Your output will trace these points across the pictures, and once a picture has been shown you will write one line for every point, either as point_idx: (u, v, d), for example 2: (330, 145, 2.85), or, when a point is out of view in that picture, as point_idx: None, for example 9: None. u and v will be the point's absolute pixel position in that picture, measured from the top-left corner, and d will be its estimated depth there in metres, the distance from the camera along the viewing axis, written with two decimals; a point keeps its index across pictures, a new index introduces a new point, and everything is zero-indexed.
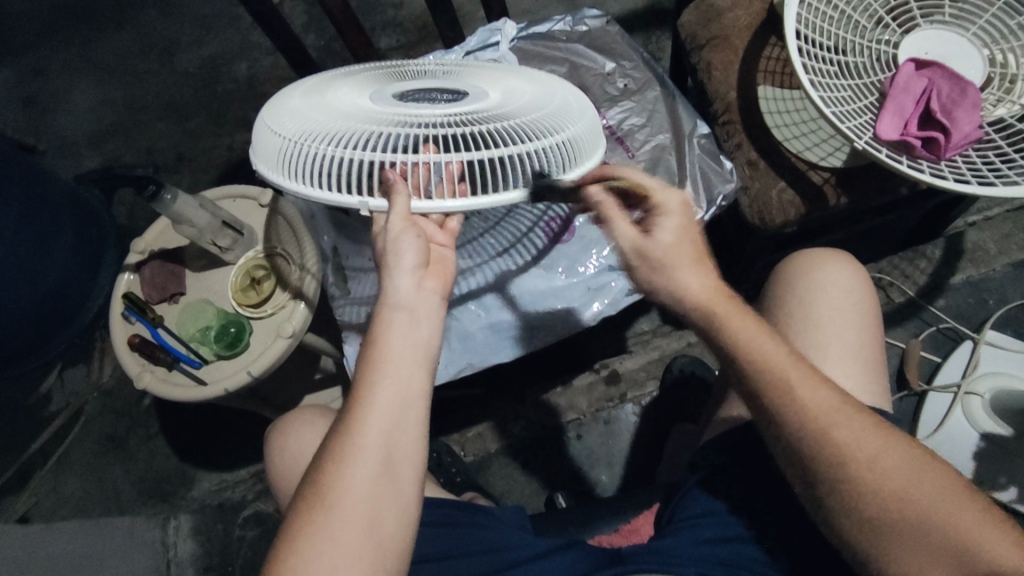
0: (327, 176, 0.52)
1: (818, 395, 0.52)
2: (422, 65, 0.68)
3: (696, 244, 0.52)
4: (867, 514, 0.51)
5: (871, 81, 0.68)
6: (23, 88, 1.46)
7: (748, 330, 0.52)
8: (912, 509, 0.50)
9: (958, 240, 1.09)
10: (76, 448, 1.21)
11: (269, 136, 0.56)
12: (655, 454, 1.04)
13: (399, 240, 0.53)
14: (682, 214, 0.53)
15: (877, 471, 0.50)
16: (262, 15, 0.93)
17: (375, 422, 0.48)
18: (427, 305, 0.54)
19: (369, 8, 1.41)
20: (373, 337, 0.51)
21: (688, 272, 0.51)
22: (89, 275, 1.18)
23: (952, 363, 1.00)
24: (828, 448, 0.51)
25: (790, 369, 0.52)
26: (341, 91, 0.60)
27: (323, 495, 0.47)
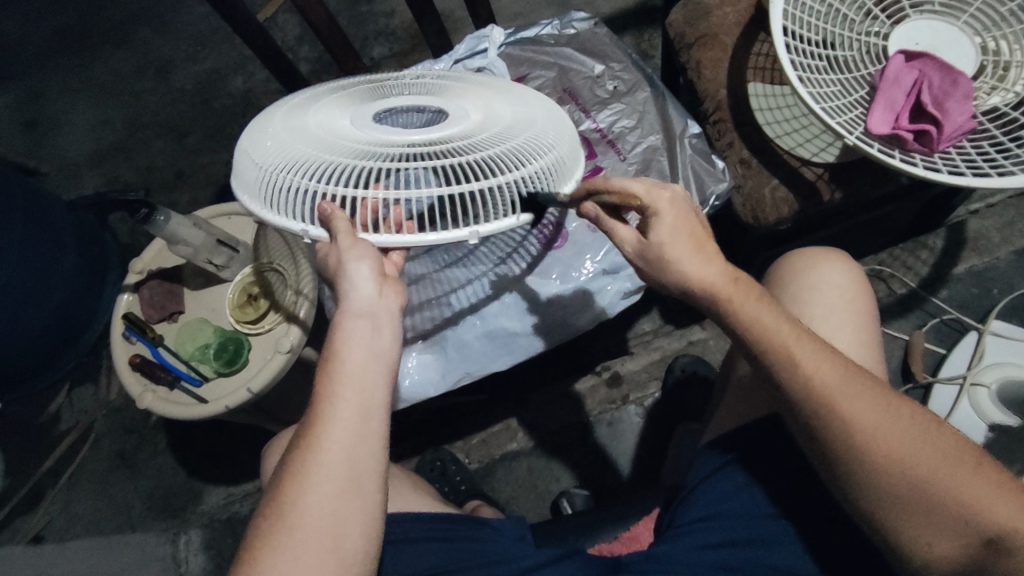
0: (280, 200, 0.52)
1: (825, 369, 0.51)
2: (413, 78, 0.67)
3: (694, 234, 0.53)
4: (873, 478, 0.50)
5: (861, 75, 0.67)
6: (23, 110, 1.48)
7: (754, 310, 0.53)
8: (915, 473, 0.49)
9: (959, 229, 1.07)
10: (86, 466, 1.22)
11: (241, 154, 0.56)
12: (658, 455, 1.03)
13: (348, 268, 0.52)
14: (671, 212, 0.52)
15: (892, 444, 0.50)
16: (250, 31, 0.93)
17: (338, 434, 0.49)
18: (388, 313, 0.54)
19: (361, 19, 1.42)
20: (334, 347, 0.52)
21: (689, 263, 0.52)
22: (93, 295, 1.19)
23: (957, 354, 0.98)
24: (836, 422, 0.51)
25: (795, 347, 0.52)
26: (322, 111, 0.59)
27: (286, 510, 0.47)
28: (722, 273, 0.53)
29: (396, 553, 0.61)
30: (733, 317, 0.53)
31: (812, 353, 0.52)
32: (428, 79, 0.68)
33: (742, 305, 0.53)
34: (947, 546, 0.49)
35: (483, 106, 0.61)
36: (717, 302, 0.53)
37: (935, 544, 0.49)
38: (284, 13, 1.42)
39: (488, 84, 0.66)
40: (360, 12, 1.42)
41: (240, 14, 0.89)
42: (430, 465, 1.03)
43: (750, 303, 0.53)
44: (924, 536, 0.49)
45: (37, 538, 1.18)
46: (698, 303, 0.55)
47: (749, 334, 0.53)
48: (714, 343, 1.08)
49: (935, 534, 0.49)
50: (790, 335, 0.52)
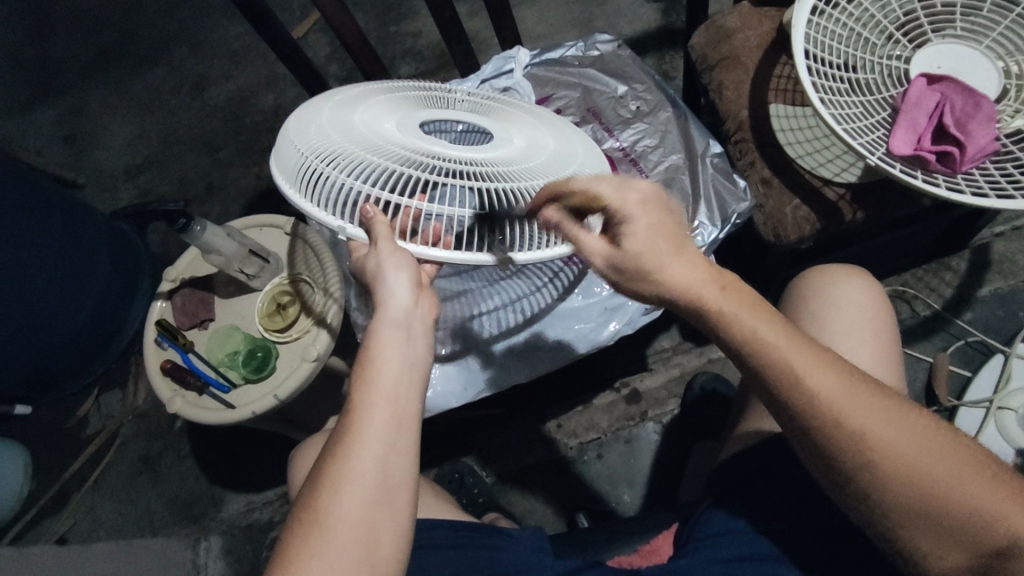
0: (321, 192, 0.52)
1: (832, 382, 0.49)
2: (459, 95, 0.70)
3: (675, 232, 0.50)
4: (885, 489, 0.48)
5: (883, 97, 0.68)
6: (64, 125, 1.54)
7: (748, 317, 0.49)
8: (930, 479, 0.47)
9: (985, 251, 1.07)
10: (112, 470, 1.25)
11: (286, 141, 0.57)
12: (678, 473, 1.02)
13: (384, 275, 0.55)
14: (644, 212, 0.49)
15: (901, 455, 0.48)
16: (285, 50, 0.97)
17: (372, 441, 0.50)
18: (421, 323, 0.57)
19: (389, 39, 1.46)
20: (368, 357, 0.53)
21: (670, 265, 0.49)
22: (125, 302, 1.23)
23: (982, 377, 0.97)
24: (844, 437, 0.48)
25: (795, 356, 0.49)
26: (367, 114, 0.61)
27: (319, 516, 0.47)
28: (711, 280, 0.49)
29: (420, 558, 0.62)
30: (720, 322, 0.50)
31: (815, 366, 0.49)
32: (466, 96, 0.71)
33: (750, 323, 0.49)
34: (958, 557, 0.48)
35: (521, 133, 0.65)
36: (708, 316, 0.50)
37: (947, 556, 0.48)
38: (316, 33, 1.47)
39: (531, 116, 0.71)
40: (388, 32, 1.47)
41: (276, 34, 0.93)
42: (448, 477, 1.04)
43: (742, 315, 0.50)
44: (935, 548, 0.48)
45: (61, 540, 1.20)
46: (693, 318, 0.52)
47: (751, 351, 0.50)
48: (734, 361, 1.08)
49: (947, 544, 0.48)
50: (787, 351, 0.49)
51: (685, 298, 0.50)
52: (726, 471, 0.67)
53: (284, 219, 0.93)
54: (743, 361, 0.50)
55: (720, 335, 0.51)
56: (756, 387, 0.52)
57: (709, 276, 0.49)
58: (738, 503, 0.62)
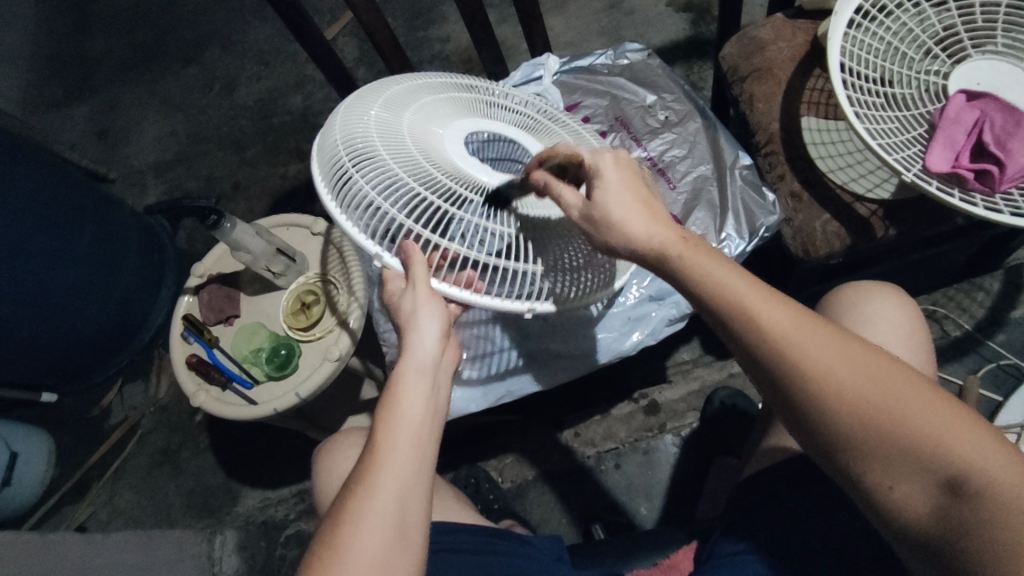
0: (360, 212, 0.55)
1: (784, 318, 0.48)
2: (507, 105, 0.69)
3: (640, 193, 0.53)
4: (840, 427, 0.47)
5: (920, 113, 0.67)
6: (98, 121, 1.58)
7: (702, 261, 0.51)
8: (884, 417, 0.46)
9: (1019, 272, 1.04)
10: (132, 460, 1.27)
11: (332, 143, 0.58)
12: (696, 487, 1.01)
13: (416, 313, 0.55)
14: (616, 167, 0.54)
15: (852, 388, 0.46)
16: (318, 52, 0.98)
17: (392, 480, 0.49)
18: (446, 372, 0.57)
19: (417, 44, 1.48)
20: (390, 396, 0.53)
21: (634, 212, 0.52)
22: (150, 296, 1.25)
23: (1015, 401, 0.94)
24: (795, 371, 0.47)
25: (749, 298, 0.49)
26: (409, 118, 0.61)
27: (337, 553, 0.47)
28: (669, 232, 0.52)
29: (439, 562, 0.62)
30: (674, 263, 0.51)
31: (764, 304, 0.49)
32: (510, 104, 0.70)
33: (711, 271, 0.50)
34: (916, 493, 0.45)
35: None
36: (669, 263, 0.52)
37: (904, 492, 0.46)
38: (345, 36, 1.49)
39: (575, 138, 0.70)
40: (416, 37, 1.48)
41: (310, 36, 0.94)
42: (464, 481, 1.04)
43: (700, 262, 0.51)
44: (890, 482, 0.46)
45: (80, 528, 1.22)
46: (652, 266, 0.53)
47: (706, 292, 0.50)
48: None
49: (902, 477, 0.46)
50: (740, 293, 0.49)
51: (648, 241, 0.52)
52: (746, 492, 0.65)
53: (311, 219, 0.94)
54: (697, 300, 0.51)
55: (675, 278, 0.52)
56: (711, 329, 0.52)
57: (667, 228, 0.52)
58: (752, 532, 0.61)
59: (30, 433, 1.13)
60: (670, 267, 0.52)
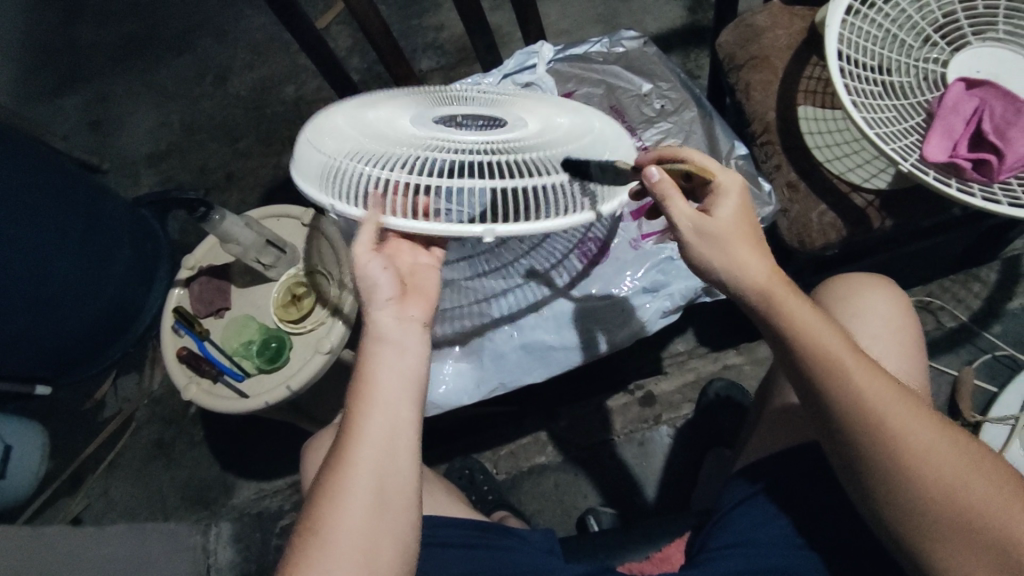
0: (325, 182, 0.52)
1: (877, 385, 0.49)
2: (472, 92, 0.69)
3: (753, 227, 0.52)
4: (919, 500, 0.48)
5: (918, 101, 0.66)
6: (89, 111, 1.56)
7: (801, 309, 0.51)
8: (961, 495, 0.47)
9: (1016, 263, 1.03)
10: (127, 453, 1.27)
11: (302, 137, 0.57)
12: (691, 477, 1.01)
13: (365, 267, 0.53)
14: (740, 193, 0.51)
15: (935, 465, 0.47)
16: (309, 41, 0.96)
17: (365, 454, 0.49)
18: (410, 336, 0.54)
19: (410, 32, 1.46)
20: (362, 369, 0.53)
21: (736, 250, 0.51)
22: (143, 288, 1.24)
23: (1010, 394, 0.94)
24: (880, 435, 0.48)
25: (845, 354, 0.49)
26: (383, 106, 0.60)
27: (317, 532, 0.47)
28: (767, 273, 0.51)
29: (430, 557, 0.62)
30: (782, 322, 0.51)
31: (858, 366, 0.49)
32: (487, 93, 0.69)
33: (811, 330, 0.50)
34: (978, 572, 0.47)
35: (538, 119, 0.62)
36: (766, 300, 0.51)
37: (968, 572, 0.48)
38: (338, 25, 1.47)
39: (545, 100, 0.68)
40: (410, 25, 1.46)
41: (300, 24, 0.92)
42: (458, 473, 1.03)
43: (799, 311, 0.51)
44: (956, 562, 0.48)
45: (75, 520, 1.22)
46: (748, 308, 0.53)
47: (801, 348, 0.50)
48: (750, 368, 1.06)
49: (964, 554, 0.47)
50: (831, 350, 0.50)
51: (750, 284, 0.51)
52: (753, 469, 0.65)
53: (302, 210, 0.93)
54: (790, 350, 0.51)
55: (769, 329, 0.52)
56: (795, 378, 0.52)
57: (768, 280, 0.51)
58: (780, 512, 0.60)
59: (24, 426, 1.12)
60: (766, 311, 0.51)
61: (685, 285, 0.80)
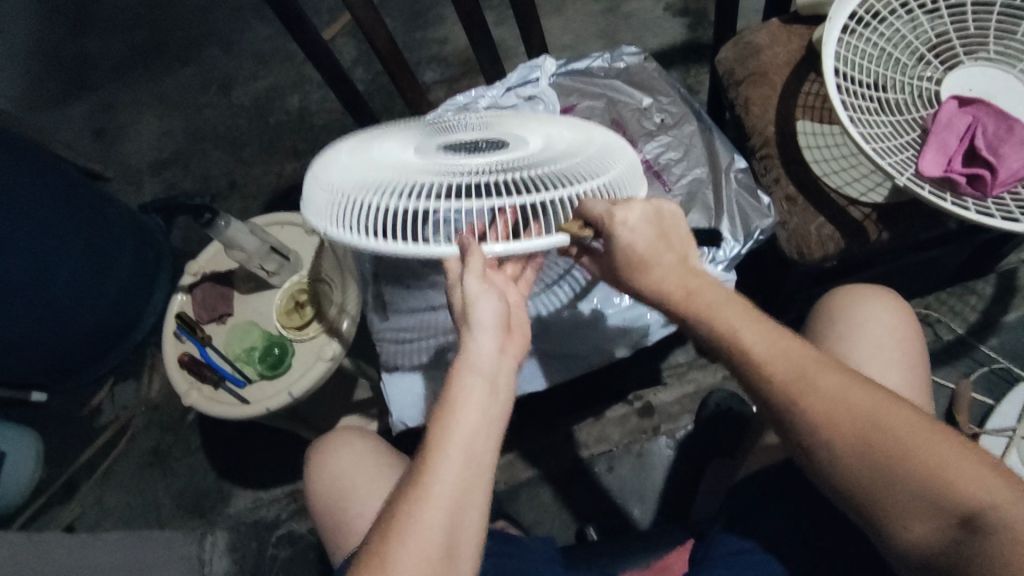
0: (344, 218, 0.52)
1: (787, 349, 0.51)
2: (466, 119, 0.71)
3: (667, 243, 0.57)
4: (845, 457, 0.48)
5: (912, 118, 0.68)
6: (93, 120, 1.57)
7: (729, 307, 0.54)
8: (884, 444, 0.46)
9: (1010, 278, 1.05)
10: (122, 460, 1.26)
11: (313, 184, 0.58)
12: (689, 488, 1.01)
13: (476, 300, 0.54)
14: (653, 219, 0.55)
15: (849, 415, 0.47)
16: (316, 53, 0.98)
17: (446, 491, 0.47)
18: (504, 372, 0.54)
19: (415, 44, 1.48)
20: (449, 400, 0.51)
21: (659, 262, 0.56)
22: (144, 294, 1.24)
23: (1006, 406, 0.95)
24: (795, 403, 0.49)
25: (747, 329, 0.52)
26: (385, 146, 0.62)
27: (386, 568, 0.44)
28: (680, 279, 0.56)
29: None
30: (706, 324, 0.54)
31: (768, 333, 0.52)
32: (483, 121, 0.71)
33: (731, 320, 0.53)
34: (925, 526, 0.45)
35: (540, 137, 0.63)
36: (677, 306, 0.56)
37: (913, 527, 0.46)
38: (343, 36, 1.49)
39: (540, 116, 0.70)
40: (414, 38, 1.49)
41: (307, 36, 0.94)
42: None
43: (725, 307, 0.54)
44: (900, 516, 0.46)
45: (69, 528, 1.21)
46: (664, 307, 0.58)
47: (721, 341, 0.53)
48: None
49: (909, 511, 0.46)
50: (746, 331, 0.52)
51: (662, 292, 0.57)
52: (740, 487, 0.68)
53: (305, 217, 0.93)
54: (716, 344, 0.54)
55: (695, 329, 0.55)
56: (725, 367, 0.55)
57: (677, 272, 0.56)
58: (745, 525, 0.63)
59: (19, 432, 1.12)
60: (685, 313, 0.56)
61: None
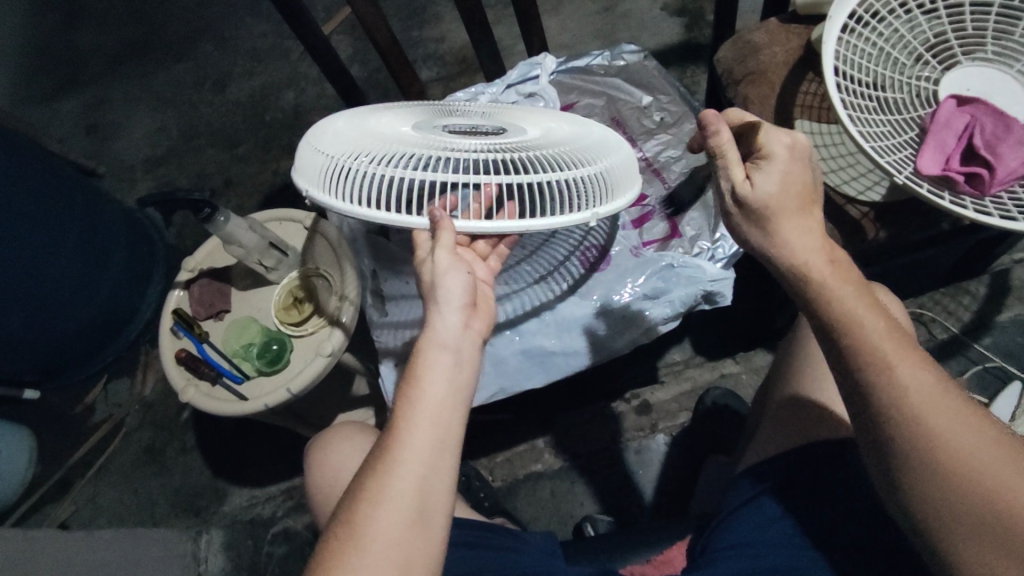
0: (340, 185, 0.52)
1: (921, 378, 0.45)
2: (465, 107, 0.72)
3: (799, 193, 0.48)
4: (967, 505, 0.43)
5: (911, 117, 0.69)
6: (87, 116, 1.56)
7: (854, 299, 0.47)
8: (1008, 495, 0.42)
9: (1004, 277, 1.06)
10: (116, 459, 1.25)
11: (307, 148, 0.57)
12: (686, 484, 1.01)
13: (445, 274, 0.54)
14: (783, 169, 0.48)
15: (984, 459, 0.43)
16: (314, 49, 0.97)
17: (410, 461, 0.48)
18: (471, 346, 0.54)
19: (413, 43, 1.48)
20: (414, 374, 0.51)
21: (790, 223, 0.48)
22: (138, 291, 1.23)
23: (999, 404, 0.96)
24: (925, 432, 0.44)
25: (883, 340, 0.46)
26: (386, 119, 0.62)
27: (355, 536, 0.46)
28: (820, 253, 0.48)
29: None
30: (835, 313, 0.47)
31: (909, 360, 0.45)
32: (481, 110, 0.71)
33: (856, 317, 0.47)
34: None
35: (538, 128, 0.64)
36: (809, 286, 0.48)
37: None
38: (340, 34, 1.49)
39: (537, 108, 0.71)
40: (411, 36, 1.48)
41: (306, 32, 0.94)
42: None
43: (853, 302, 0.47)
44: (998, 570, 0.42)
45: (62, 526, 1.21)
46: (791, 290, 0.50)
47: (843, 330, 0.47)
48: (746, 377, 1.07)
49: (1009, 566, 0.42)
50: (876, 341, 0.46)
51: (793, 261, 0.48)
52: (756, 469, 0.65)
53: (304, 213, 0.93)
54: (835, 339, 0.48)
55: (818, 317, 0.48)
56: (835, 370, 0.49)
57: (823, 246, 0.48)
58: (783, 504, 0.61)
59: (10, 430, 1.11)
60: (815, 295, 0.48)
61: (686, 291, 0.80)
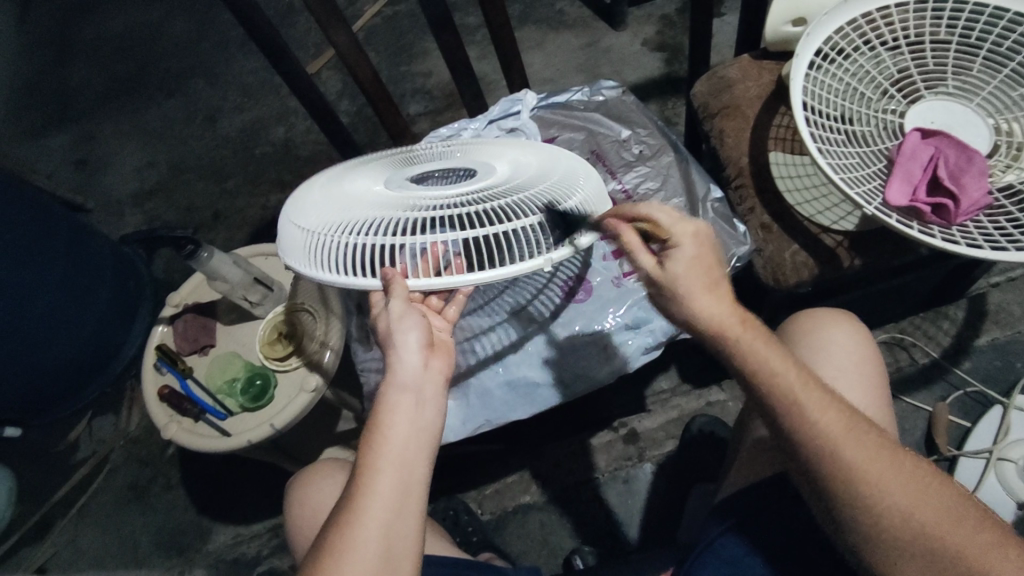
0: (323, 260, 0.53)
1: (829, 412, 0.50)
2: (430, 149, 0.73)
3: (712, 268, 0.50)
4: (883, 529, 0.48)
5: (878, 149, 0.71)
6: (77, 151, 1.57)
7: (761, 345, 0.50)
8: (920, 518, 0.48)
9: (981, 301, 1.07)
10: (97, 498, 1.22)
11: (287, 226, 0.58)
12: (673, 514, 1.01)
13: (403, 318, 0.54)
14: (693, 246, 0.49)
15: (895, 486, 0.48)
16: (301, 87, 0.99)
17: (376, 511, 0.48)
18: (433, 385, 0.55)
19: (400, 78, 1.51)
20: (377, 421, 0.52)
21: (704, 297, 0.50)
22: (124, 326, 1.22)
23: (981, 427, 0.97)
24: (835, 465, 0.49)
25: (799, 382, 0.50)
26: (357, 177, 0.64)
27: None
28: (733, 310, 0.50)
29: None
30: (744, 365, 0.51)
31: (818, 398, 0.50)
32: (449, 150, 0.73)
33: (775, 366, 0.50)
34: None
35: (506, 163, 0.65)
36: (722, 339, 0.51)
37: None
38: (328, 70, 1.52)
39: (501, 141, 0.72)
40: (399, 71, 1.52)
41: (293, 71, 0.96)
42: (442, 514, 1.02)
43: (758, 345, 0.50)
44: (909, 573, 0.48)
45: (41, 569, 1.18)
46: (708, 343, 0.52)
47: (759, 378, 0.50)
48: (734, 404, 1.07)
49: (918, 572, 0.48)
50: (799, 386, 0.50)
51: (705, 325, 0.50)
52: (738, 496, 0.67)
53: None
54: (750, 383, 0.51)
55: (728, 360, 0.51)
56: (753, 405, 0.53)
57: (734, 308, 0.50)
58: (738, 541, 0.64)
59: None
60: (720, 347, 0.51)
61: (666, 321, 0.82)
